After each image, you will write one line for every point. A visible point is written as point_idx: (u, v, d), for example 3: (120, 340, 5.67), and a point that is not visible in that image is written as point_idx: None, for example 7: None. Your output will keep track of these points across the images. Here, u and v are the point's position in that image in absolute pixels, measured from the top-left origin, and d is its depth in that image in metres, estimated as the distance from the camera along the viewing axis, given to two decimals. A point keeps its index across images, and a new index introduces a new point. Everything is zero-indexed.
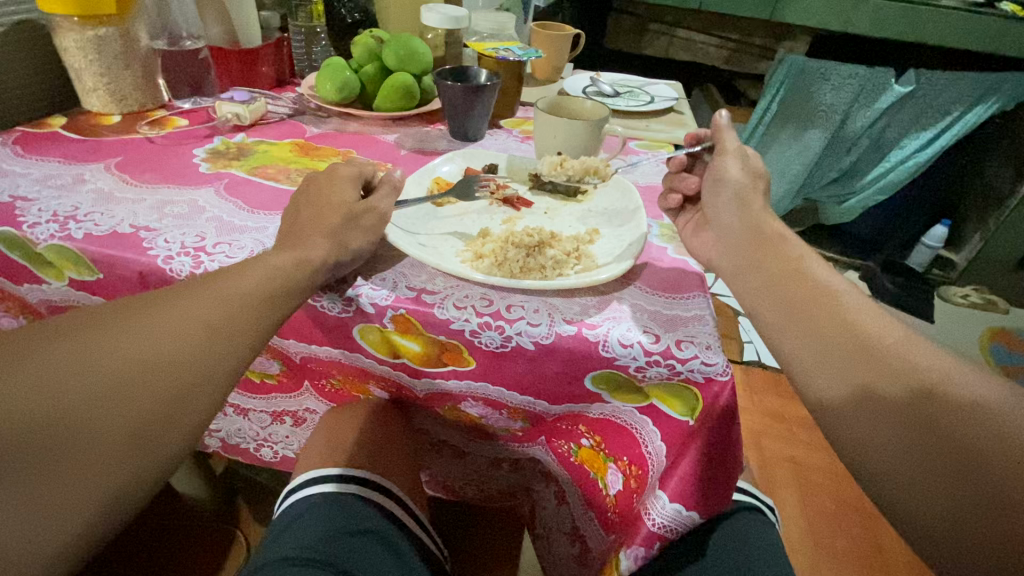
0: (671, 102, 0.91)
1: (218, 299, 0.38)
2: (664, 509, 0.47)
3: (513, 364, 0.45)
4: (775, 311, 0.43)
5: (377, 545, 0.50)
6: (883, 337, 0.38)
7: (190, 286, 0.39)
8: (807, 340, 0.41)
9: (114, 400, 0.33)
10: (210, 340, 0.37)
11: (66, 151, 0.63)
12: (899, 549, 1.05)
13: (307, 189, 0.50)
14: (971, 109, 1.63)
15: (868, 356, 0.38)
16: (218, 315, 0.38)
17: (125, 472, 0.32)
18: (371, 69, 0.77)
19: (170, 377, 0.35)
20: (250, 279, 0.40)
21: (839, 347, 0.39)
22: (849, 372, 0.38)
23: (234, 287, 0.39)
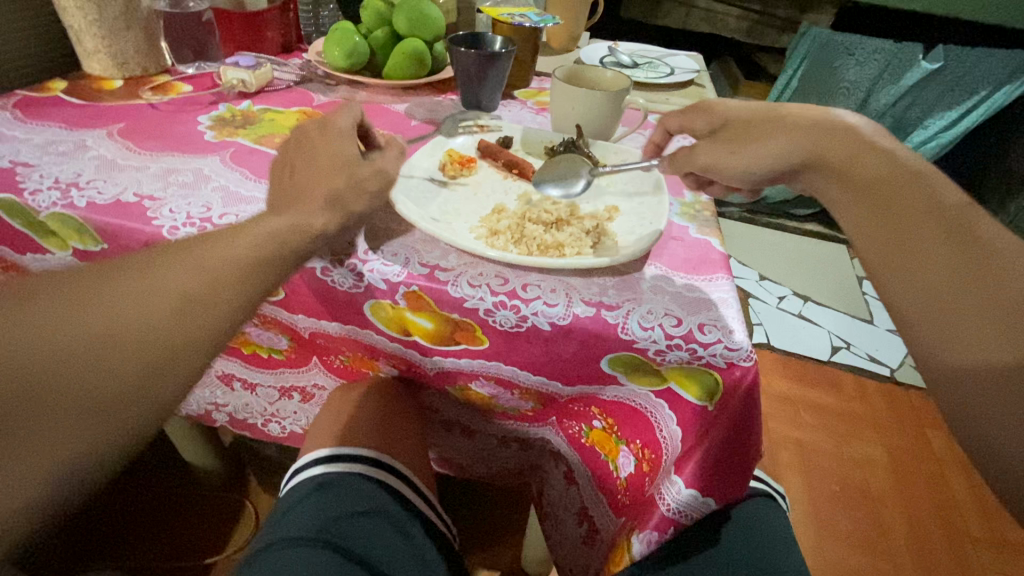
0: (691, 74, 0.88)
1: (195, 263, 0.36)
2: (679, 494, 0.46)
3: (527, 345, 0.44)
4: (897, 221, 0.37)
5: (382, 525, 0.50)
6: (1006, 260, 0.34)
7: (167, 248, 0.36)
8: (935, 272, 0.35)
9: (85, 369, 0.31)
10: (191, 308, 0.35)
11: (67, 117, 0.61)
12: (901, 532, 1.06)
13: (303, 140, 0.46)
14: (997, 90, 1.56)
15: (989, 281, 0.34)
16: (195, 279, 0.35)
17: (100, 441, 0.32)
18: (381, 34, 0.74)
19: (147, 344, 0.33)
20: (235, 241, 0.37)
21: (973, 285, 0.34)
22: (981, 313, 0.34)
23: (219, 251, 0.37)
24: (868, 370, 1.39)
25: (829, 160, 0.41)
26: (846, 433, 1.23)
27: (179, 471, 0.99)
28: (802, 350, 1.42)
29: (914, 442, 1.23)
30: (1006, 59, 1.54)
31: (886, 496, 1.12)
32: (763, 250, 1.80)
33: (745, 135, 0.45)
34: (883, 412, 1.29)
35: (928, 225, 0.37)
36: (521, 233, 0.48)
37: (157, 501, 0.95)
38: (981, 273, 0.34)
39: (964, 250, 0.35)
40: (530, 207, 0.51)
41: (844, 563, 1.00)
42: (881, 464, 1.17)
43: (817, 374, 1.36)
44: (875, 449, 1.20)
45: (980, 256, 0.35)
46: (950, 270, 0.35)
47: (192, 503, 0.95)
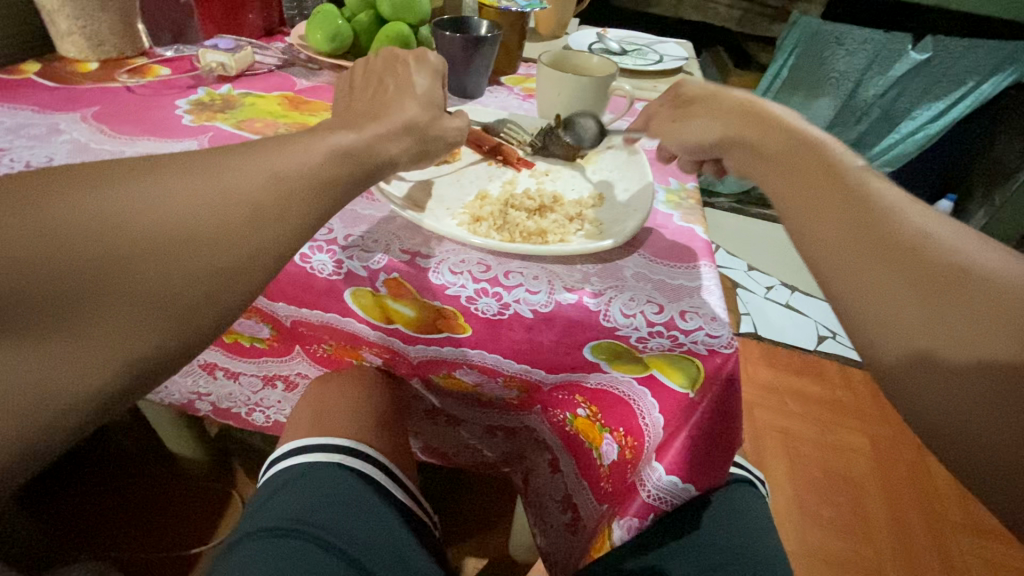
0: (680, 62, 0.87)
1: (172, 193, 0.31)
2: (660, 480, 0.47)
3: (509, 334, 0.43)
4: (820, 198, 0.36)
5: (360, 516, 0.50)
6: (906, 217, 0.34)
7: (157, 163, 0.32)
8: (844, 222, 0.34)
9: (28, 298, 0.27)
10: (157, 252, 0.29)
11: (40, 100, 0.59)
12: (883, 519, 1.08)
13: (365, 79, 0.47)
14: (987, 80, 1.58)
15: (923, 263, 0.31)
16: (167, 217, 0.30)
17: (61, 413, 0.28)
18: (364, 18, 0.72)
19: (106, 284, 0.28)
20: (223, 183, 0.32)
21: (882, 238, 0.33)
22: (917, 292, 0.31)
23: (200, 188, 0.31)
24: (853, 359, 1.41)
25: (750, 144, 0.42)
26: (831, 421, 1.24)
27: (165, 460, 0.98)
28: (789, 339, 1.44)
29: (896, 430, 1.25)
30: (994, 50, 1.54)
31: (869, 484, 1.13)
32: (751, 240, 1.81)
33: (682, 115, 0.48)
34: (867, 401, 1.31)
35: (852, 202, 0.35)
36: (504, 220, 0.48)
37: (144, 491, 0.94)
38: (888, 226, 0.33)
39: (870, 204, 0.34)
40: (514, 193, 0.51)
41: (825, 549, 1.02)
42: (865, 452, 1.19)
43: (803, 363, 1.38)
44: (859, 437, 1.22)
45: (911, 239, 0.32)
46: (856, 223, 0.34)
47: (179, 492, 0.95)
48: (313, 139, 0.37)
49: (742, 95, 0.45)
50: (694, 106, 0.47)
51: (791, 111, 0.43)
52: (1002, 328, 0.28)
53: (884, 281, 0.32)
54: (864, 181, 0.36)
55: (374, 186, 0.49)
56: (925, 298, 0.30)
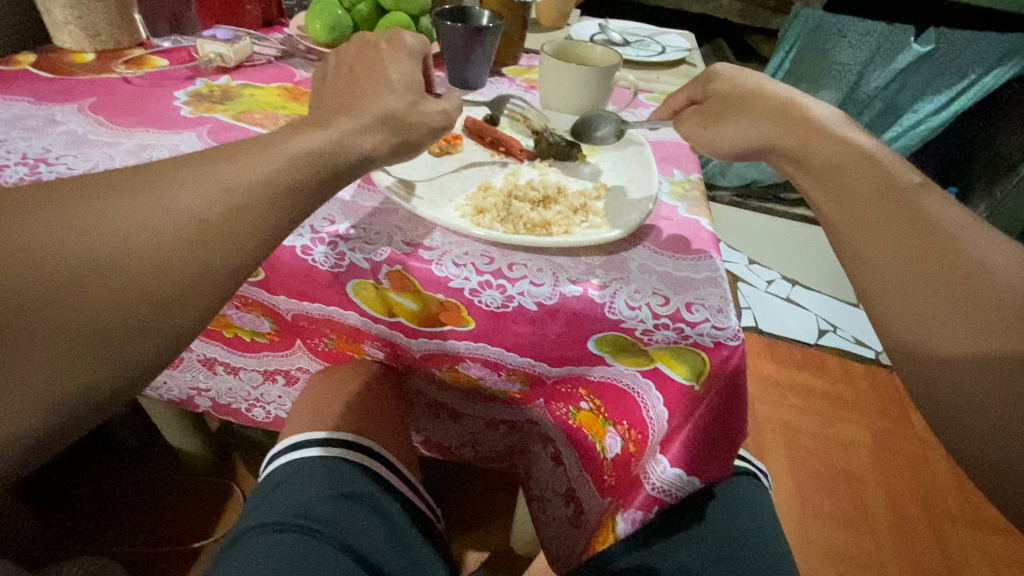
0: (683, 53, 0.86)
1: (172, 197, 0.32)
2: (664, 473, 0.46)
3: (514, 326, 0.43)
4: (857, 202, 0.37)
5: (364, 508, 0.50)
6: (956, 235, 0.34)
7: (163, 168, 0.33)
8: (893, 242, 0.35)
9: (49, 284, 0.28)
10: (169, 244, 0.31)
11: (36, 91, 0.58)
12: (884, 512, 1.08)
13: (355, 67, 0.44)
14: (989, 73, 1.56)
15: (952, 263, 0.33)
16: (167, 218, 0.31)
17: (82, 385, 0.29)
18: (364, 9, 0.71)
19: (107, 284, 0.29)
20: (225, 185, 0.33)
21: (932, 258, 0.34)
22: (944, 292, 0.33)
23: (202, 192, 0.33)
24: (853, 353, 1.40)
25: (784, 145, 0.42)
26: (832, 415, 1.24)
27: (164, 456, 0.98)
28: (789, 333, 1.44)
29: (896, 424, 1.25)
30: (996, 43, 1.54)
31: (869, 477, 1.13)
32: (752, 234, 1.80)
33: (717, 115, 0.48)
34: (868, 395, 1.31)
35: (887, 206, 0.36)
36: (508, 212, 0.47)
37: (144, 486, 0.94)
38: (938, 246, 0.34)
39: (919, 222, 0.35)
40: (517, 184, 0.50)
41: (826, 542, 1.02)
42: (865, 446, 1.19)
43: (804, 357, 1.38)
44: (860, 431, 1.22)
45: (947, 247, 0.34)
46: (905, 243, 0.35)
47: (178, 488, 0.94)
48: (314, 133, 0.37)
49: (775, 92, 0.46)
50: (732, 111, 0.47)
51: (828, 107, 0.44)
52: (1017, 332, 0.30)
53: (929, 302, 0.33)
54: (913, 197, 0.36)
55: (376, 178, 0.48)
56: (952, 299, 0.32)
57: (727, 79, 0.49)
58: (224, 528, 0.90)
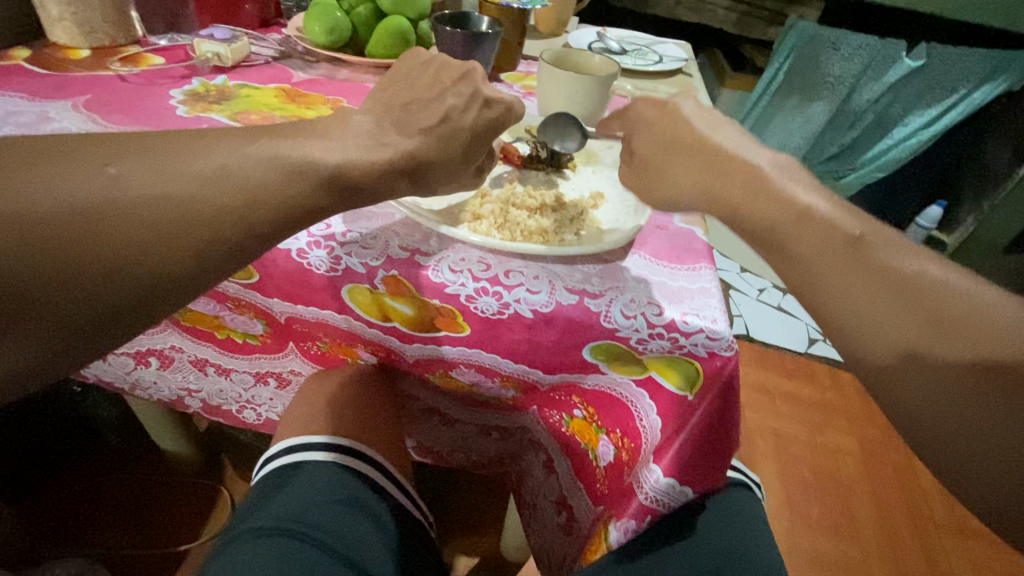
0: (680, 62, 0.87)
1: (170, 181, 0.31)
2: (657, 483, 0.46)
3: (509, 333, 0.43)
4: (817, 255, 0.37)
5: (356, 515, 0.50)
6: (927, 278, 0.34)
7: (156, 161, 0.32)
8: (870, 292, 0.34)
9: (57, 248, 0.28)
10: (170, 224, 0.31)
11: (29, 87, 0.58)
12: (870, 520, 1.09)
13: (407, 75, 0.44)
14: (979, 88, 1.60)
15: (920, 303, 0.33)
16: (164, 204, 0.31)
17: (85, 339, 0.30)
18: (363, 11, 0.71)
19: (100, 257, 0.29)
20: (224, 172, 0.33)
21: (912, 302, 0.33)
22: (916, 330, 0.33)
23: (199, 182, 0.32)
24: (843, 362, 1.42)
25: (730, 198, 0.41)
26: (821, 424, 1.25)
27: (149, 456, 0.97)
28: (780, 341, 1.45)
29: (884, 433, 1.26)
30: (986, 59, 1.55)
31: (857, 485, 1.14)
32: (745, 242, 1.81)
33: (657, 158, 0.46)
34: (857, 404, 1.32)
35: (842, 254, 0.36)
36: (505, 218, 0.47)
37: (128, 487, 0.93)
38: (914, 292, 0.34)
39: (890, 268, 0.35)
40: (514, 191, 0.50)
41: (814, 549, 1.03)
42: (853, 454, 1.20)
43: (794, 365, 1.39)
44: (849, 439, 1.23)
45: (922, 291, 0.33)
46: (883, 290, 0.34)
47: (164, 488, 0.93)
48: (317, 137, 0.37)
49: (709, 136, 0.44)
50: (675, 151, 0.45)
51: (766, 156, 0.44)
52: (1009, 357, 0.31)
53: (914, 345, 0.33)
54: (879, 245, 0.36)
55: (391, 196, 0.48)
56: (927, 336, 0.32)
57: (668, 113, 0.47)
58: (211, 530, 0.89)
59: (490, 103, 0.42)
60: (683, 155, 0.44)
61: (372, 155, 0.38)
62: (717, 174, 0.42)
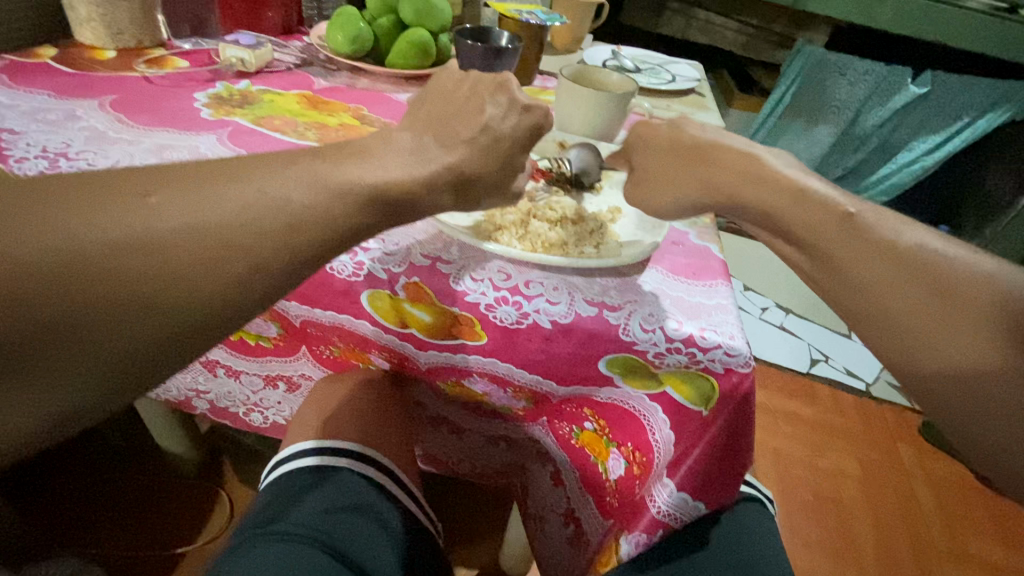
0: (692, 83, 0.88)
1: (204, 215, 0.31)
2: (670, 498, 0.47)
3: (526, 343, 0.43)
4: (849, 253, 0.39)
5: (370, 523, 0.50)
6: (943, 259, 0.37)
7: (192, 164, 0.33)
8: (897, 280, 0.37)
9: (98, 280, 0.28)
10: (206, 251, 0.30)
11: (57, 85, 0.59)
12: (871, 544, 1.08)
13: (444, 93, 0.44)
14: (982, 116, 1.63)
15: (941, 286, 0.37)
16: (196, 233, 0.30)
17: (117, 372, 0.29)
18: (385, 23, 0.73)
19: (143, 290, 0.28)
20: (261, 199, 0.32)
21: (939, 284, 0.37)
22: (943, 316, 0.36)
23: (227, 186, 0.32)
24: (845, 384, 1.42)
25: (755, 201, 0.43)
26: (822, 444, 1.25)
27: (148, 458, 0.96)
28: (783, 361, 1.45)
29: (886, 456, 1.26)
30: (990, 88, 1.59)
31: (857, 507, 1.14)
32: (749, 261, 1.82)
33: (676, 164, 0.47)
34: (858, 425, 1.32)
35: (869, 252, 0.38)
36: (525, 229, 0.48)
37: (126, 489, 0.92)
38: (936, 273, 0.37)
39: (914, 258, 0.38)
40: (534, 203, 0.51)
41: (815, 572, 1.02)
42: (853, 476, 1.20)
43: (796, 385, 1.39)
44: (850, 461, 1.23)
45: (939, 274, 0.37)
46: (912, 273, 0.37)
47: (162, 491, 0.93)
48: (357, 158, 0.37)
49: (736, 150, 0.46)
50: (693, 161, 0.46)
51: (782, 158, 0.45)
52: (1011, 335, 0.35)
53: (940, 323, 0.36)
54: (901, 232, 0.39)
55: None
56: (945, 316, 0.36)
57: (683, 128, 0.49)
58: (209, 535, 0.88)
59: (529, 109, 0.43)
60: (706, 165, 0.45)
61: (409, 178, 0.37)
62: (747, 183, 0.43)
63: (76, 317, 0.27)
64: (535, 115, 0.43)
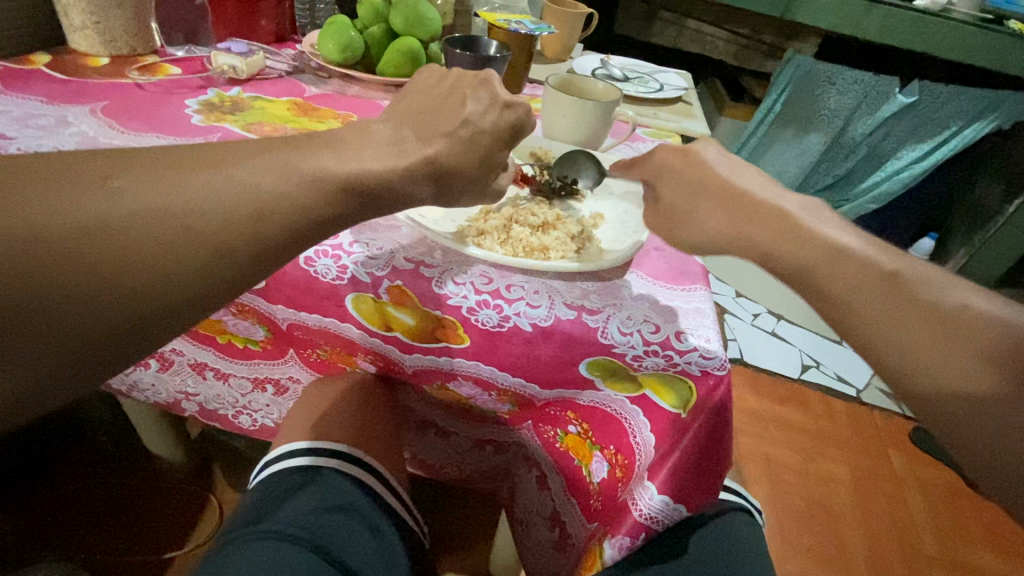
0: (681, 92, 0.90)
1: (173, 198, 0.31)
2: (652, 501, 0.46)
3: (507, 346, 0.44)
4: (862, 293, 0.37)
5: (354, 523, 0.50)
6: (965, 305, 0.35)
7: (175, 169, 0.33)
8: (915, 325, 0.35)
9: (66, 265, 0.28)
10: (179, 248, 0.31)
11: (49, 91, 0.60)
12: (860, 549, 1.09)
13: (425, 90, 0.45)
14: (970, 125, 1.65)
15: (965, 335, 0.34)
16: (161, 221, 0.31)
17: (84, 354, 0.30)
18: (376, 31, 0.74)
19: (107, 274, 0.29)
20: (242, 204, 0.33)
21: (968, 338, 0.34)
22: (962, 365, 0.34)
23: (206, 189, 0.32)
24: (835, 390, 1.43)
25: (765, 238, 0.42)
26: (812, 450, 1.26)
27: (137, 462, 0.96)
28: (775, 367, 1.46)
29: (876, 462, 1.26)
30: (977, 98, 1.61)
31: (847, 512, 1.15)
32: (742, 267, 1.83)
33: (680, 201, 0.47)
34: (848, 431, 1.33)
35: (881, 292, 0.37)
36: (508, 235, 0.49)
37: (114, 493, 0.92)
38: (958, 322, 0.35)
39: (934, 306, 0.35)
40: (518, 209, 0.52)
41: None
42: (843, 482, 1.20)
43: (787, 391, 1.40)
44: (840, 467, 1.24)
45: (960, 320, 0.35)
46: (930, 322, 0.35)
47: (152, 495, 0.93)
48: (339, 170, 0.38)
49: (740, 185, 0.45)
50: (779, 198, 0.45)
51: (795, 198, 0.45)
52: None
53: (962, 372, 0.34)
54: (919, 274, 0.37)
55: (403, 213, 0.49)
56: (965, 364, 0.34)
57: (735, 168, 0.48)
58: (198, 539, 0.88)
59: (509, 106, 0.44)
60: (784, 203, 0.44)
61: (389, 188, 0.38)
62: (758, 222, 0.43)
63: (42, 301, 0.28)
64: (516, 112, 0.43)
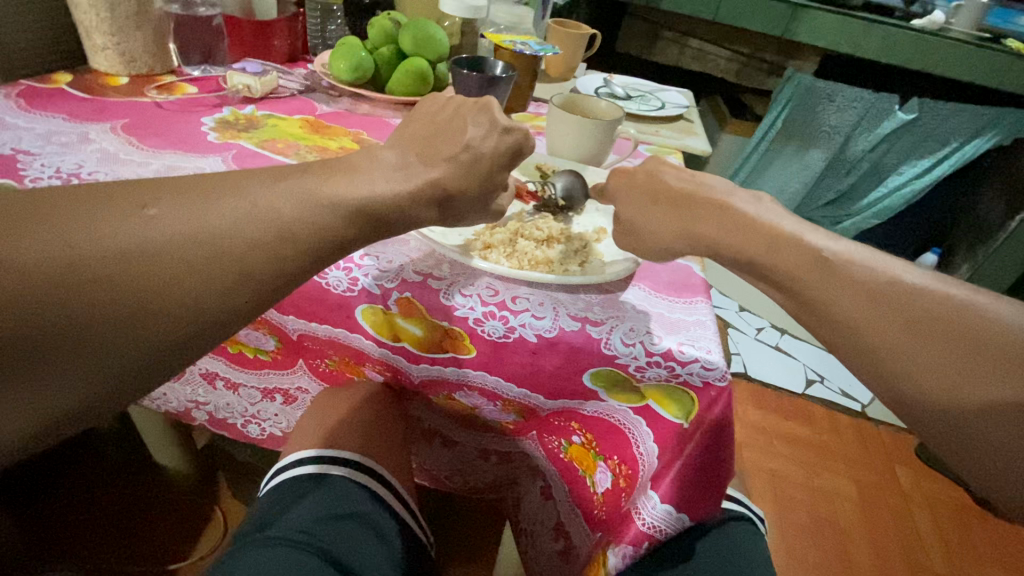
0: (681, 110, 0.92)
1: (200, 221, 0.33)
2: (655, 510, 0.48)
3: (512, 356, 0.45)
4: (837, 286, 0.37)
5: (362, 530, 0.51)
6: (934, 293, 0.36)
7: (197, 186, 0.35)
8: (889, 315, 0.36)
9: (96, 283, 0.30)
10: (202, 263, 0.32)
11: (71, 109, 0.62)
12: (867, 565, 1.08)
13: (433, 108, 0.47)
14: (969, 141, 1.68)
15: (934, 321, 0.35)
16: (191, 242, 0.32)
17: (110, 366, 0.31)
18: (386, 51, 0.76)
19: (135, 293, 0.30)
20: (261, 219, 0.34)
21: (939, 324, 0.35)
22: (934, 350, 0.35)
23: (227, 206, 0.34)
24: (839, 405, 1.43)
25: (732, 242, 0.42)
26: (817, 464, 1.26)
27: (143, 472, 0.97)
28: (778, 381, 1.46)
29: (881, 478, 1.26)
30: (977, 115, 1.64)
31: (852, 528, 1.14)
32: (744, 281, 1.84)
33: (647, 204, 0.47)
34: (853, 446, 1.32)
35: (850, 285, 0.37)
36: (513, 248, 0.50)
37: (121, 503, 0.92)
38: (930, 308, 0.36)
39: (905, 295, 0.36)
40: (523, 223, 0.53)
41: None
42: (849, 497, 1.20)
43: (791, 405, 1.40)
44: (845, 482, 1.23)
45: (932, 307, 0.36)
46: (902, 309, 0.36)
47: (157, 506, 0.93)
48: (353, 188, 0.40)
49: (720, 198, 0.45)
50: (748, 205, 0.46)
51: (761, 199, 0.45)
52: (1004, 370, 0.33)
53: (935, 357, 0.34)
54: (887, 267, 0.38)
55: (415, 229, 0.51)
56: (939, 348, 0.35)
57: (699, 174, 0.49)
58: (202, 550, 0.89)
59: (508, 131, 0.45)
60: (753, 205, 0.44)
61: (400, 204, 0.40)
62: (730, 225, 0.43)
63: (72, 316, 0.29)
64: (515, 136, 0.45)
